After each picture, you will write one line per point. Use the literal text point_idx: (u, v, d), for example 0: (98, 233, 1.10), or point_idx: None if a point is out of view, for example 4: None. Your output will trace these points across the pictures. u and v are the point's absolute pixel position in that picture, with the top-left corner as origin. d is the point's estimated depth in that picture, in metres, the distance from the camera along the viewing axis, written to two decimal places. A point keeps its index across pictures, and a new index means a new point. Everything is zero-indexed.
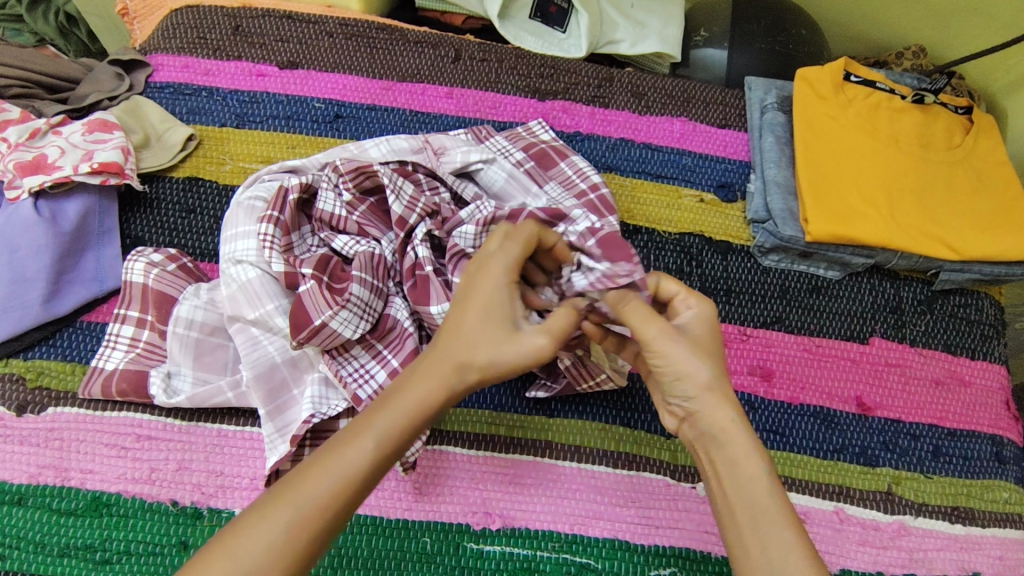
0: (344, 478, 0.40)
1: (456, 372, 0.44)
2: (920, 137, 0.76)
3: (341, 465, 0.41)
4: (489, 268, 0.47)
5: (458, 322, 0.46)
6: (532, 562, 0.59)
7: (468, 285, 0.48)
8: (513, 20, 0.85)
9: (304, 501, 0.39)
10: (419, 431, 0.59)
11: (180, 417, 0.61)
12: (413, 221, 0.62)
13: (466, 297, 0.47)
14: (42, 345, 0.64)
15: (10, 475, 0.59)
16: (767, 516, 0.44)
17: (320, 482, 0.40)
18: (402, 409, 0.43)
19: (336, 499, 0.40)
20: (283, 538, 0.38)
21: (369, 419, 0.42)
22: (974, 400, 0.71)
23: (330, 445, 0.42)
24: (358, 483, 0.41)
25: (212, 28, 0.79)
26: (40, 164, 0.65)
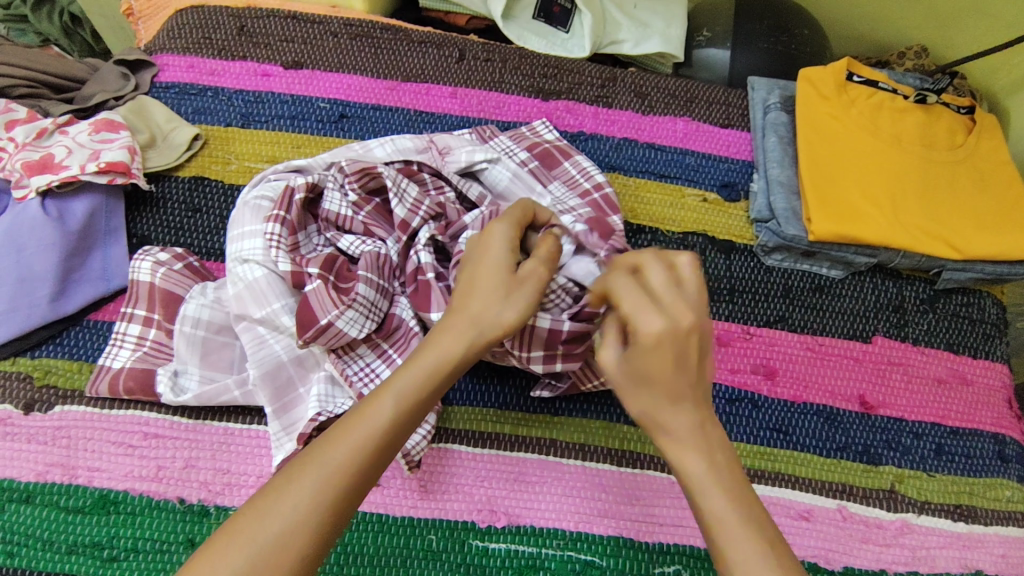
0: (364, 439, 0.41)
1: (467, 329, 0.46)
2: (923, 137, 0.76)
3: (364, 426, 0.42)
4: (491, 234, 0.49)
5: (469, 282, 0.47)
6: (537, 559, 0.59)
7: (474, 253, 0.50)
8: (517, 20, 0.85)
9: (330, 461, 0.40)
10: (425, 430, 0.60)
11: (187, 416, 0.62)
12: (415, 225, 0.62)
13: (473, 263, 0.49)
14: (50, 344, 0.64)
15: (18, 473, 0.59)
16: (721, 523, 0.40)
17: (345, 442, 0.41)
18: (420, 368, 0.45)
19: (357, 458, 0.41)
20: (309, 500, 0.39)
21: (387, 383, 0.44)
22: (977, 399, 0.71)
23: (350, 413, 0.43)
24: (381, 442, 0.42)
25: (217, 29, 0.79)
26: (47, 163, 0.65)
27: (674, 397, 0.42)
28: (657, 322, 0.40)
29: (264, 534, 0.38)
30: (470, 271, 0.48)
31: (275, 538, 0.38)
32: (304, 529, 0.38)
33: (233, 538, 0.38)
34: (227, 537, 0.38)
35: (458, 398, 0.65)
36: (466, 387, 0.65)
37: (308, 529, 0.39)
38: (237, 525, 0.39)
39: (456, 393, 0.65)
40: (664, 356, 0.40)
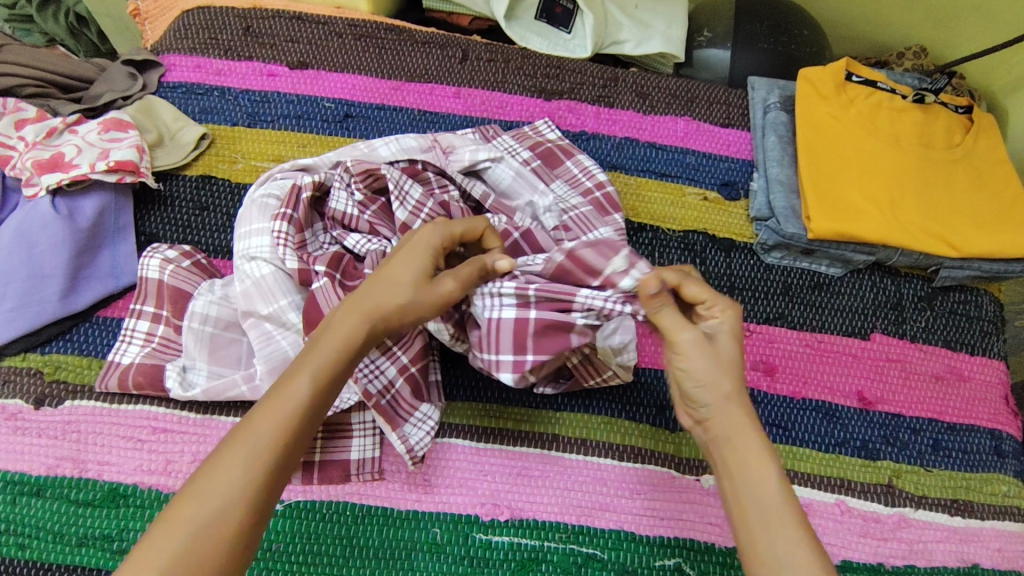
0: (286, 420, 0.43)
1: (375, 316, 0.48)
2: (921, 137, 0.77)
3: (282, 407, 0.43)
4: (420, 231, 0.51)
5: (383, 272, 0.49)
6: (539, 552, 0.60)
7: (398, 245, 0.52)
8: (520, 20, 0.86)
9: (254, 442, 0.42)
10: (428, 427, 0.62)
11: (195, 411, 0.63)
12: (416, 226, 0.61)
13: (394, 254, 0.51)
14: (59, 340, 0.65)
15: (28, 466, 0.60)
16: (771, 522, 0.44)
17: (267, 423, 0.43)
18: (329, 350, 0.46)
19: (280, 440, 0.43)
20: (239, 480, 0.40)
21: (300, 367, 0.46)
22: (974, 395, 0.72)
23: (268, 397, 0.44)
24: (300, 424, 0.44)
25: (223, 29, 0.80)
26: (56, 162, 0.66)
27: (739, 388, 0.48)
28: (732, 311, 0.50)
29: (201, 516, 0.39)
30: (392, 261, 0.50)
31: (210, 519, 0.39)
32: (235, 511, 0.40)
33: (163, 528, 0.39)
34: (159, 525, 0.39)
35: (460, 393, 0.66)
36: (468, 384, 0.66)
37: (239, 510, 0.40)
38: (170, 517, 0.39)
39: (459, 389, 0.66)
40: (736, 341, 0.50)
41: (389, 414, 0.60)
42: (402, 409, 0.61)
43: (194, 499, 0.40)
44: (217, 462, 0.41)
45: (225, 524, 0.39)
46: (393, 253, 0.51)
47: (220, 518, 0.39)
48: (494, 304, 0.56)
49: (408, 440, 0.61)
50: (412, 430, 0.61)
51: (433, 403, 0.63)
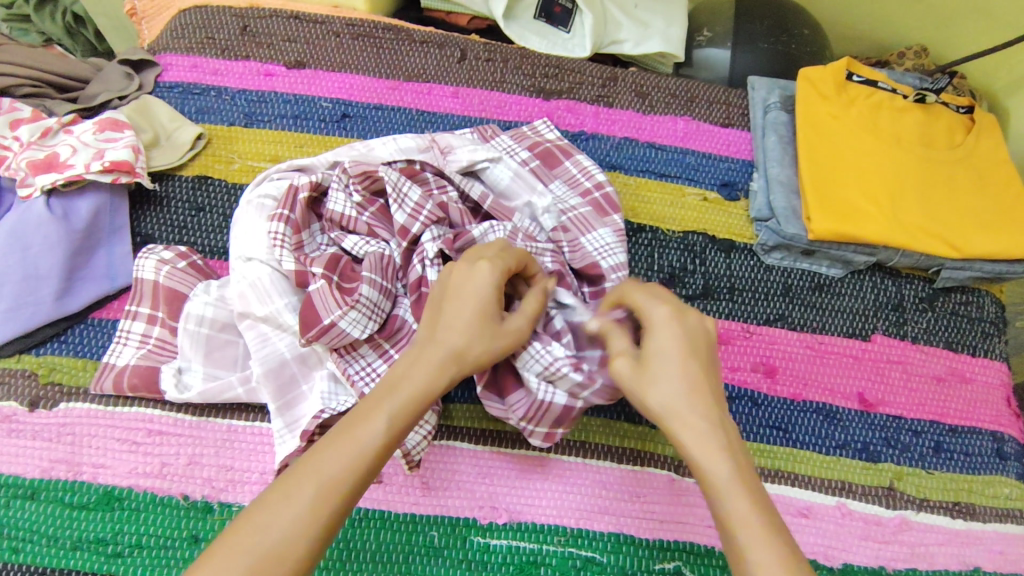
0: (361, 457, 0.42)
1: (452, 364, 0.47)
2: (922, 137, 0.76)
3: (355, 444, 0.42)
4: (479, 267, 0.49)
5: (453, 313, 0.49)
6: (538, 556, 0.59)
7: (458, 284, 0.50)
8: (518, 20, 0.86)
9: (326, 476, 0.41)
10: (425, 429, 0.60)
11: (191, 413, 0.62)
12: (415, 230, 0.61)
13: (460, 295, 0.49)
14: (54, 341, 0.65)
15: (23, 469, 0.60)
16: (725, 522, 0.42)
17: (340, 459, 0.41)
18: (407, 394, 0.45)
19: (355, 477, 0.41)
20: (309, 513, 0.39)
21: (377, 403, 0.44)
22: (975, 396, 0.71)
23: (340, 430, 0.43)
24: (373, 464, 0.42)
25: (220, 29, 0.80)
26: (51, 162, 0.66)
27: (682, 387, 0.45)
28: (667, 307, 0.48)
29: (271, 547, 0.38)
30: (459, 305, 0.49)
31: (275, 547, 0.38)
32: (300, 542, 0.39)
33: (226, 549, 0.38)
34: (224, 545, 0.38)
35: (458, 396, 0.65)
36: (465, 386, 0.66)
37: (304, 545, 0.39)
38: (234, 534, 0.39)
39: (456, 391, 0.66)
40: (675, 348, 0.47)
41: None
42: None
43: (263, 527, 0.39)
44: (285, 493, 0.40)
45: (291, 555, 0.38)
46: (460, 291, 0.49)
47: (287, 551, 0.38)
48: (548, 386, 0.57)
49: (406, 444, 0.59)
50: (410, 434, 0.59)
51: (430, 406, 0.61)
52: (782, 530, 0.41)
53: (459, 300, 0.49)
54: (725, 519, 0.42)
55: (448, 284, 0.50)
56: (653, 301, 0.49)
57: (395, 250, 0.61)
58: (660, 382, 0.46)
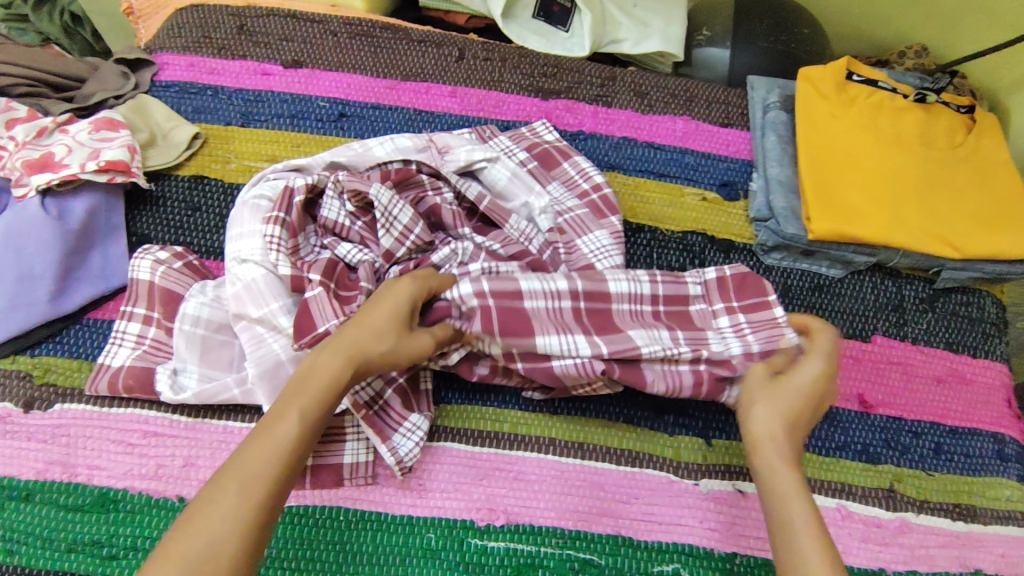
0: (279, 452, 0.45)
1: (361, 362, 0.50)
2: (922, 136, 0.76)
3: (271, 441, 0.45)
4: (401, 284, 0.54)
5: (362, 316, 0.52)
6: (536, 558, 0.59)
7: (374, 298, 0.53)
8: (516, 19, 0.85)
9: (249, 474, 0.43)
10: (418, 437, 0.61)
11: (186, 414, 0.62)
12: (401, 254, 0.61)
13: (373, 304, 0.53)
14: (49, 343, 0.64)
15: (18, 471, 0.59)
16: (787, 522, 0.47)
17: (259, 456, 0.44)
18: (313, 390, 0.48)
19: (276, 470, 0.44)
20: (236, 508, 0.41)
21: (288, 404, 0.47)
22: (976, 397, 0.71)
23: (255, 433, 0.45)
24: (290, 455, 0.45)
25: (217, 28, 0.79)
26: (46, 162, 0.65)
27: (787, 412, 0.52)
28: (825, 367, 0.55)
29: (200, 537, 0.39)
30: (370, 311, 0.52)
31: (207, 544, 0.39)
32: (231, 537, 0.40)
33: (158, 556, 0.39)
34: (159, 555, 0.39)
35: (455, 398, 0.65)
36: (462, 388, 0.66)
37: (237, 535, 0.40)
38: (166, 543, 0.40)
39: (454, 393, 0.65)
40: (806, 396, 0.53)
41: (378, 425, 0.60)
42: (392, 419, 0.61)
43: (194, 525, 0.40)
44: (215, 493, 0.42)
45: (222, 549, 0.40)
46: (367, 306, 0.53)
47: (219, 545, 0.40)
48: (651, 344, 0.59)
49: (399, 451, 0.60)
50: (402, 441, 0.60)
51: (424, 412, 0.62)
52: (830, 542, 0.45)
53: (371, 307, 0.53)
54: (782, 521, 0.47)
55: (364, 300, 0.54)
56: (821, 356, 0.56)
57: (380, 263, 0.61)
58: (774, 407, 0.52)
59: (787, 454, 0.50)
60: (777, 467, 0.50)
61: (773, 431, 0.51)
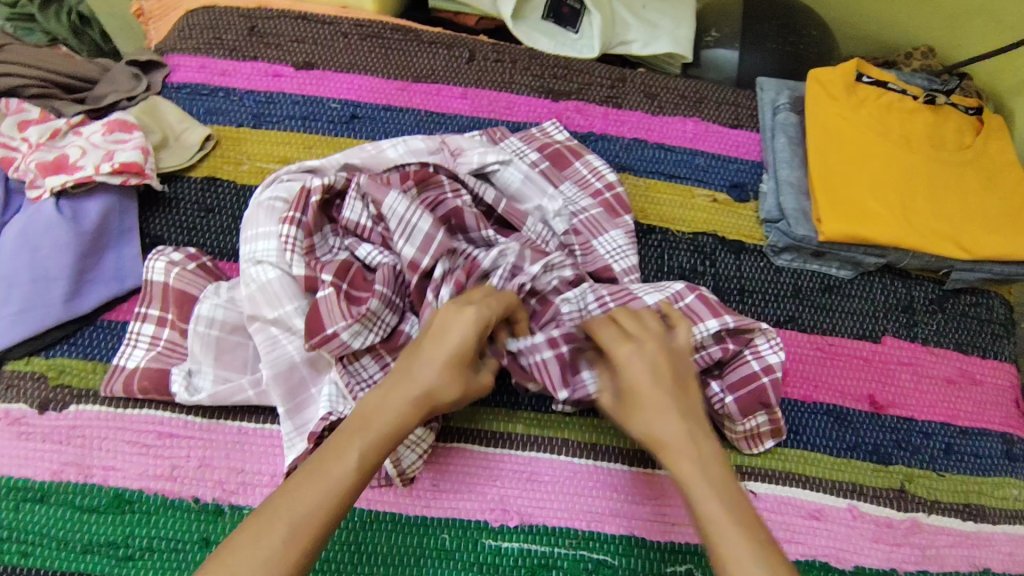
0: (332, 496, 0.45)
1: (425, 404, 0.50)
2: (932, 138, 0.76)
3: (326, 483, 0.45)
4: (467, 312, 0.51)
5: (426, 353, 0.50)
6: (550, 558, 0.59)
7: (440, 326, 0.52)
8: (526, 20, 0.85)
9: (298, 517, 0.44)
10: (421, 449, 0.60)
11: (201, 415, 0.62)
12: (426, 265, 0.59)
13: (442, 336, 0.51)
14: (63, 344, 0.65)
15: (33, 472, 0.60)
16: (716, 525, 0.46)
17: (309, 499, 0.44)
18: (378, 433, 0.48)
19: (325, 515, 0.44)
20: (284, 550, 0.42)
21: (348, 443, 0.47)
22: (986, 398, 0.71)
23: (315, 468, 0.46)
24: (343, 499, 0.45)
25: (228, 30, 0.80)
26: (60, 164, 0.66)
27: (679, 410, 0.50)
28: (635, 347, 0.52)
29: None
30: (437, 346, 0.51)
31: None
32: None
33: None
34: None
35: (469, 399, 0.65)
36: None
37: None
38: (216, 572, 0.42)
39: None
40: (650, 376, 0.51)
41: None
42: None
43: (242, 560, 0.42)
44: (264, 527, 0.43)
45: None
46: (432, 339, 0.51)
47: None
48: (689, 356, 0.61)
49: (401, 461, 0.59)
50: (406, 452, 0.59)
51: (430, 425, 0.61)
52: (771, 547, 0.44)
53: (438, 341, 0.51)
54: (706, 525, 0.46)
55: (432, 326, 0.52)
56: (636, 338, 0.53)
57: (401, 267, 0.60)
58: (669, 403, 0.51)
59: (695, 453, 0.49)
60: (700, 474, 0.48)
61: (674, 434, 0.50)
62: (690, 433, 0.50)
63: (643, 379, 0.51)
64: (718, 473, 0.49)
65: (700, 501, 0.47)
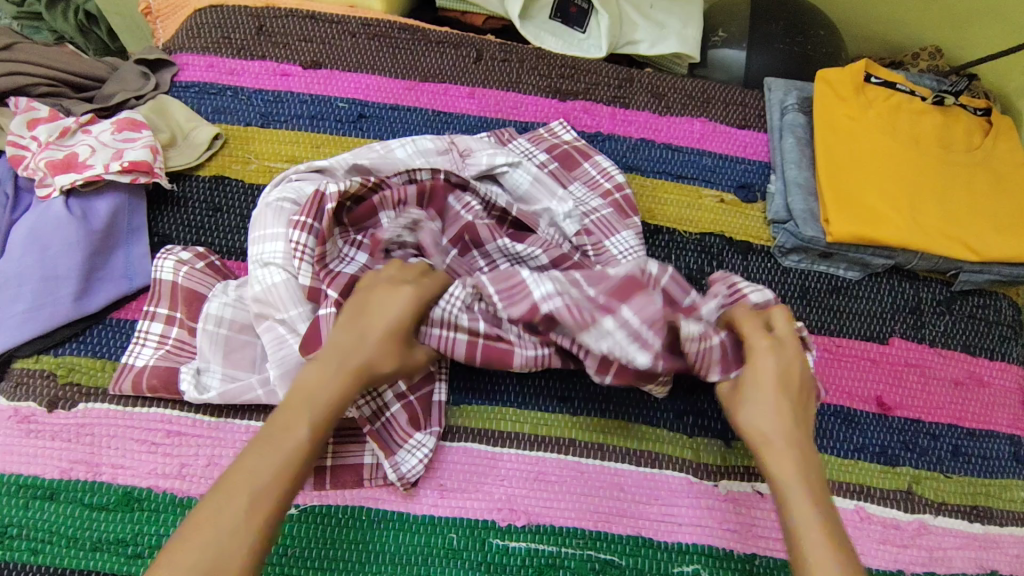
0: (288, 465, 0.47)
1: (366, 376, 0.52)
2: (941, 139, 0.76)
3: (280, 451, 0.47)
4: (401, 291, 0.55)
5: (363, 330, 0.53)
6: (557, 558, 0.59)
7: (374, 304, 0.54)
8: (533, 20, 0.85)
9: (258, 487, 0.45)
10: (421, 454, 0.61)
11: (209, 414, 0.62)
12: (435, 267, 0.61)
13: (376, 313, 0.54)
14: (72, 343, 0.65)
15: (42, 470, 0.60)
16: (800, 520, 0.48)
17: (267, 468, 0.46)
18: (323, 403, 0.50)
19: (283, 483, 0.46)
20: (248, 517, 0.44)
21: (296, 415, 0.49)
22: (993, 400, 0.71)
23: (264, 440, 0.47)
24: (299, 468, 0.47)
25: (236, 28, 0.80)
26: (70, 163, 0.66)
27: (774, 404, 0.53)
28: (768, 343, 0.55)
29: (208, 546, 0.42)
30: (374, 321, 0.53)
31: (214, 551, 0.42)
32: (240, 547, 0.43)
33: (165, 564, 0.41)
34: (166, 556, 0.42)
35: (477, 398, 0.65)
36: (484, 387, 0.66)
37: (246, 544, 0.43)
38: (175, 545, 0.42)
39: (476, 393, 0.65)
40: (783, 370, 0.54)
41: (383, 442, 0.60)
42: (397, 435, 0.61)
43: (203, 531, 0.43)
44: (223, 500, 0.44)
45: (234, 554, 0.42)
46: (370, 310, 0.54)
47: (229, 552, 0.42)
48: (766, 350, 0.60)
49: (400, 467, 0.60)
50: (405, 457, 0.60)
51: (431, 430, 0.62)
52: (848, 549, 0.47)
53: (373, 317, 0.53)
54: (790, 519, 0.49)
55: (362, 304, 0.54)
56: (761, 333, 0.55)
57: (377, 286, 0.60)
58: (764, 397, 0.54)
59: (791, 452, 0.52)
60: (788, 469, 0.51)
61: (774, 429, 0.53)
62: (793, 432, 0.53)
63: (774, 371, 0.54)
64: (812, 473, 0.51)
65: (790, 491, 0.50)
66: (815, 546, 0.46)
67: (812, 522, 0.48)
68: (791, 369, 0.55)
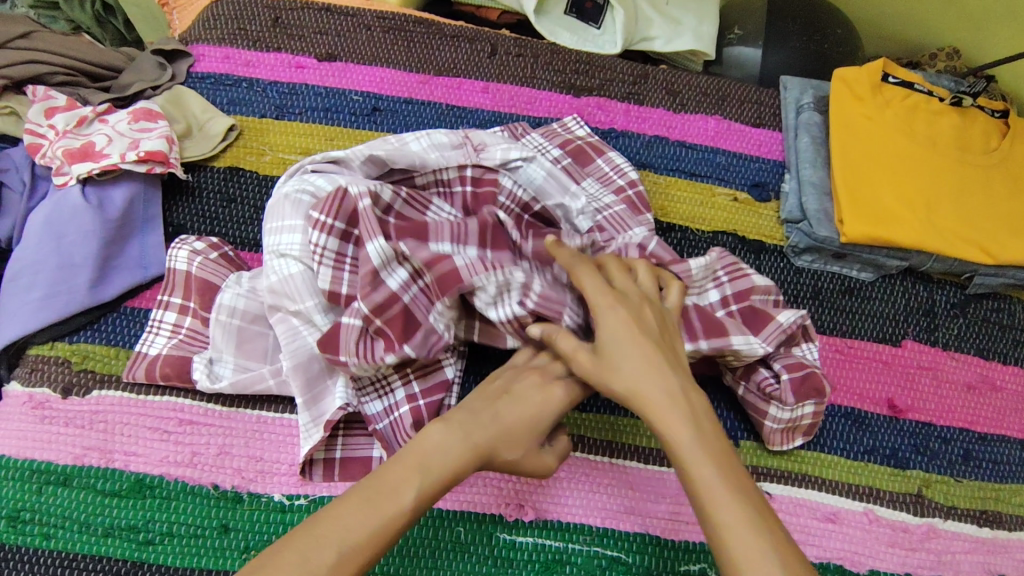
0: (389, 524, 0.44)
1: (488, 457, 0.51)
2: (958, 141, 0.75)
3: (382, 508, 0.44)
4: (552, 387, 0.55)
5: (505, 414, 0.52)
6: (564, 554, 0.59)
7: (523, 390, 0.54)
8: (549, 15, 0.85)
9: (350, 538, 0.42)
10: None
11: (221, 403, 0.62)
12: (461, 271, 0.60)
13: (520, 401, 0.54)
14: (87, 330, 0.65)
15: (55, 455, 0.60)
16: (715, 494, 0.45)
17: (364, 521, 0.43)
18: (439, 471, 0.48)
19: (375, 545, 0.43)
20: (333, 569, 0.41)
21: (409, 474, 0.47)
22: (1006, 405, 0.71)
23: (372, 490, 0.45)
24: (398, 531, 0.45)
25: (252, 20, 0.80)
26: (87, 152, 0.67)
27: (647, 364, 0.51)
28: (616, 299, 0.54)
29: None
30: (516, 407, 0.53)
31: None
32: None
33: None
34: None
35: None
36: None
37: None
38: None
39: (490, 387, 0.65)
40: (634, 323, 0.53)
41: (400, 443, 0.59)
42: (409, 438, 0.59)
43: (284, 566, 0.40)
44: (310, 541, 0.42)
45: None
46: (511, 397, 0.54)
47: None
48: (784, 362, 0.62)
49: None
50: None
51: None
52: (769, 519, 0.44)
53: (517, 401, 0.54)
54: (703, 491, 0.46)
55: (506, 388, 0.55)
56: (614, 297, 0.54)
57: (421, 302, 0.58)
58: (638, 362, 0.51)
59: (682, 416, 0.49)
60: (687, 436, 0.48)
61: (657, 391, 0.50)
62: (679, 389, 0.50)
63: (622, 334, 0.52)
64: (709, 434, 0.49)
65: (696, 465, 0.47)
66: (727, 519, 0.44)
67: (723, 491, 0.45)
68: (646, 323, 0.53)
